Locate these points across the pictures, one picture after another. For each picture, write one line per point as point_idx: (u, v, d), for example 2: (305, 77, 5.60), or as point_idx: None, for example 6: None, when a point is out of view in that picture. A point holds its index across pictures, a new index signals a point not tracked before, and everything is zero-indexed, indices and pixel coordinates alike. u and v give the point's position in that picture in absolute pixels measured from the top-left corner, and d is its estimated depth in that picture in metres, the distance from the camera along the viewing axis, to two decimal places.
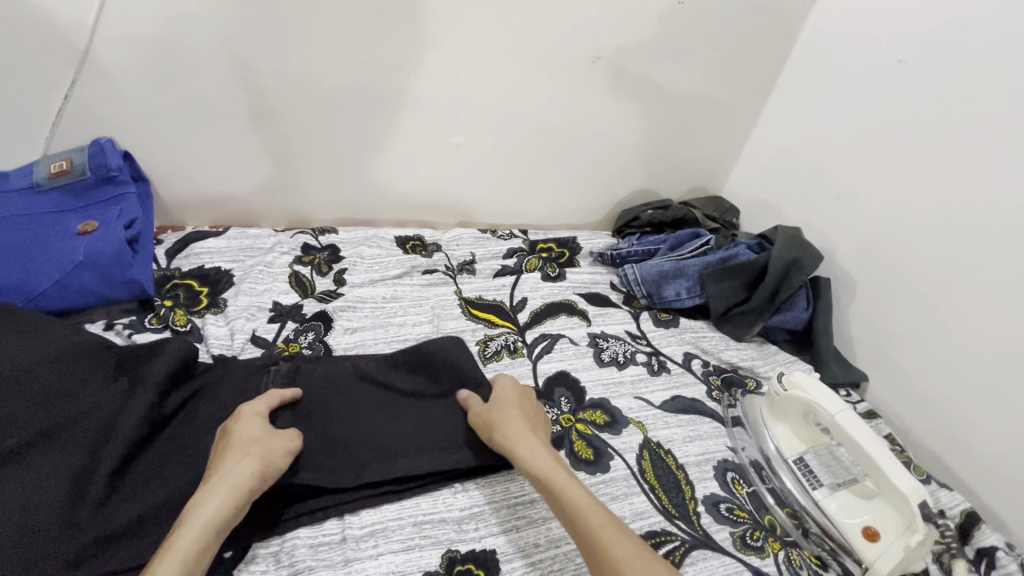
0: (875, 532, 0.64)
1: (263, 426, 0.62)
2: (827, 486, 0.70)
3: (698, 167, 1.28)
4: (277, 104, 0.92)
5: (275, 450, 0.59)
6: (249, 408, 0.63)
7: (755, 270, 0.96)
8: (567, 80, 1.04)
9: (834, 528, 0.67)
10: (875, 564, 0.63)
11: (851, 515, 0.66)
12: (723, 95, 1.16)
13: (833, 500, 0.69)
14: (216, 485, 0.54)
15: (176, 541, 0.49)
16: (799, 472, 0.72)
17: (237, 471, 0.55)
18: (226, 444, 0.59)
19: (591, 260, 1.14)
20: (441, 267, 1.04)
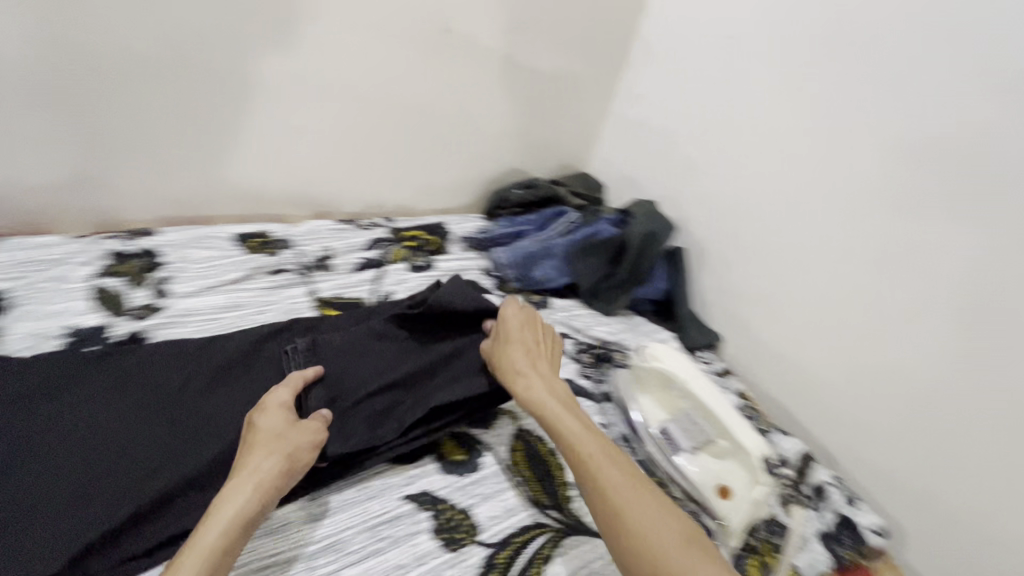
0: (727, 489, 0.68)
1: (288, 418, 0.58)
2: (686, 451, 0.72)
3: (563, 145, 1.28)
4: (50, 79, 0.73)
5: (301, 446, 0.56)
6: (273, 397, 0.60)
7: (617, 245, 0.98)
8: (420, 53, 0.97)
9: (694, 492, 0.69)
10: (728, 518, 0.66)
11: (707, 476, 0.69)
12: (580, 71, 1.17)
13: (693, 464, 0.71)
14: (242, 482, 0.52)
15: (202, 536, 0.47)
16: (659, 442, 0.73)
17: (263, 466, 0.53)
18: (250, 438, 0.56)
19: (461, 246, 1.08)
20: (292, 266, 0.93)
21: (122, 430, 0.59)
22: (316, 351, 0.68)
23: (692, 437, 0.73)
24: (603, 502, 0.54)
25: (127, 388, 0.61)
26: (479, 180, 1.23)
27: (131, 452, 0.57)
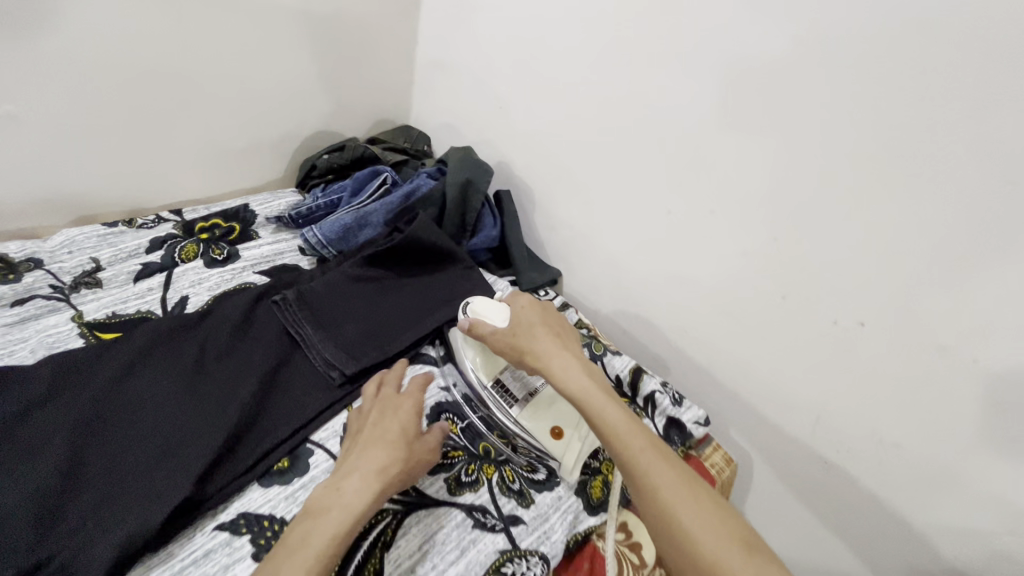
0: (560, 430, 0.70)
1: (416, 424, 0.62)
2: (520, 401, 0.72)
3: (373, 96, 1.16)
4: None
5: (421, 455, 0.60)
6: (410, 399, 0.64)
7: (436, 200, 0.92)
8: (148, 10, 0.79)
9: (530, 439, 0.70)
10: (565, 458, 0.68)
11: (543, 421, 0.71)
12: (369, 11, 1.04)
13: (528, 412, 0.71)
14: (368, 475, 0.54)
15: (323, 524, 0.50)
16: (496, 397, 0.72)
17: (388, 467, 0.56)
18: (376, 433, 0.59)
19: (272, 228, 0.97)
20: (44, 290, 0.76)
21: (141, 407, 0.63)
22: (304, 300, 0.79)
23: (527, 387, 0.73)
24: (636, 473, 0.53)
25: (126, 376, 0.65)
26: (281, 147, 1.08)
27: (165, 416, 0.63)
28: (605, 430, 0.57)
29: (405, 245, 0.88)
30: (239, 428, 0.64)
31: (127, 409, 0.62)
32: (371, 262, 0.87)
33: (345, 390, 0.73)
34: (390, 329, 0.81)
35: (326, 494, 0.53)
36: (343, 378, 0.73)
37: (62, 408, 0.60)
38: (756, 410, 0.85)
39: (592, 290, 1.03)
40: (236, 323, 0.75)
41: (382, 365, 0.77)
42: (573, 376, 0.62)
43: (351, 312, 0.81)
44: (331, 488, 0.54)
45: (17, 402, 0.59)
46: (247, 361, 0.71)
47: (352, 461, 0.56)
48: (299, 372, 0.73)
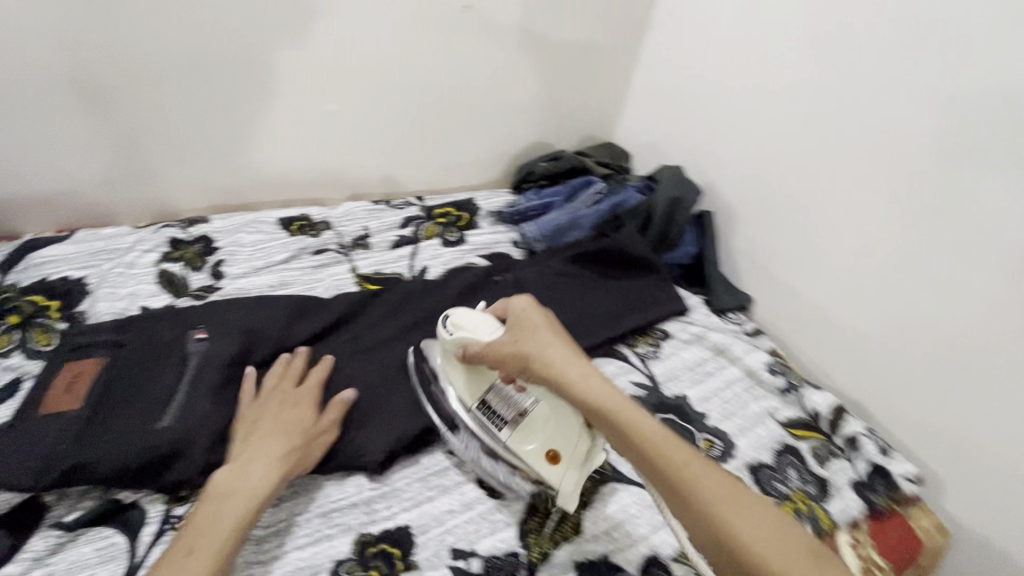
0: (557, 455, 0.62)
1: (309, 413, 0.63)
2: (510, 423, 0.64)
3: (587, 116, 1.28)
4: (112, 83, 0.84)
5: (318, 441, 0.62)
6: (290, 396, 0.64)
7: (642, 213, 0.98)
8: (439, 34, 1.00)
9: (522, 465, 0.62)
10: (562, 486, 0.61)
11: (534, 443, 0.62)
12: (601, 39, 1.16)
13: (517, 436, 0.63)
14: (234, 468, 0.56)
15: (216, 512, 0.52)
16: (482, 418, 0.64)
17: (258, 462, 0.57)
18: (275, 422, 0.61)
19: (491, 220, 1.11)
20: (333, 245, 0.98)
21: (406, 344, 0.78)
22: (519, 285, 0.93)
23: (516, 404, 0.64)
24: (701, 499, 0.47)
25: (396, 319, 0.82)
26: (504, 153, 1.24)
27: None
28: (649, 447, 0.50)
29: (609, 250, 0.96)
30: None
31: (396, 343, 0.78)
32: (577, 261, 0.96)
33: None
34: (590, 323, 0.89)
35: (226, 478, 0.55)
36: None
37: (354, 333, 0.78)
38: (983, 466, 0.78)
39: (786, 322, 1.00)
40: (467, 295, 0.90)
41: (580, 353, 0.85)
42: (595, 383, 0.55)
43: (557, 299, 0.91)
44: (236, 472, 0.56)
45: (327, 320, 0.78)
46: None
47: (238, 451, 0.58)
48: None
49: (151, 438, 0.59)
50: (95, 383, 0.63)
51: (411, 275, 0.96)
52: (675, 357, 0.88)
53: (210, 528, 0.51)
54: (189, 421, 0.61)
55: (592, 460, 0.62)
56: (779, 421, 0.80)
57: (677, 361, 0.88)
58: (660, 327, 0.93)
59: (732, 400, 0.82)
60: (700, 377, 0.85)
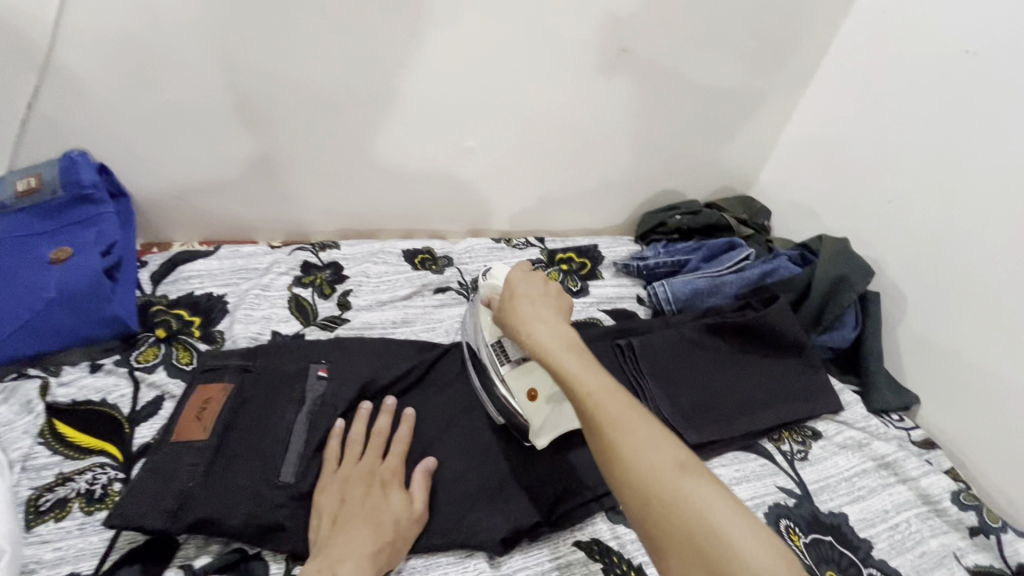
0: (536, 393, 0.65)
1: (394, 494, 0.58)
2: (512, 362, 0.68)
3: (727, 165, 1.17)
4: (267, 108, 0.86)
5: (406, 536, 0.57)
6: (379, 471, 0.60)
7: (798, 286, 0.88)
8: (586, 76, 0.95)
9: (508, 395, 0.66)
10: (533, 422, 0.64)
11: (523, 383, 0.66)
12: (758, 87, 1.06)
13: (515, 371, 0.67)
14: (317, 568, 0.50)
15: None
16: (491, 354, 0.69)
17: (347, 557, 0.51)
18: (365, 508, 0.56)
19: (614, 271, 1.04)
20: (455, 284, 0.96)
21: None
22: (644, 352, 0.83)
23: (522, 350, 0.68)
24: (597, 426, 0.46)
25: None
26: (629, 199, 1.17)
27: None
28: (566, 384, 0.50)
29: (754, 326, 0.85)
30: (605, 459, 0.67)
31: None
32: (714, 331, 0.85)
33: None
34: (729, 409, 0.79)
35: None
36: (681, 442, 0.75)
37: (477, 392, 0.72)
38: None
39: (962, 435, 0.84)
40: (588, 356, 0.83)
41: (717, 444, 0.76)
42: (533, 325, 0.56)
43: (690, 376, 0.81)
44: (323, 568, 0.50)
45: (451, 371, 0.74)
46: None
47: (322, 546, 0.53)
48: None
49: (279, 493, 0.56)
50: (226, 415, 0.62)
51: None
52: (828, 463, 0.76)
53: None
54: (308, 481, 0.58)
55: (569, 418, 0.65)
56: (965, 567, 0.66)
57: (831, 469, 0.76)
58: (809, 422, 0.81)
59: (903, 530, 0.69)
60: (859, 494, 0.73)
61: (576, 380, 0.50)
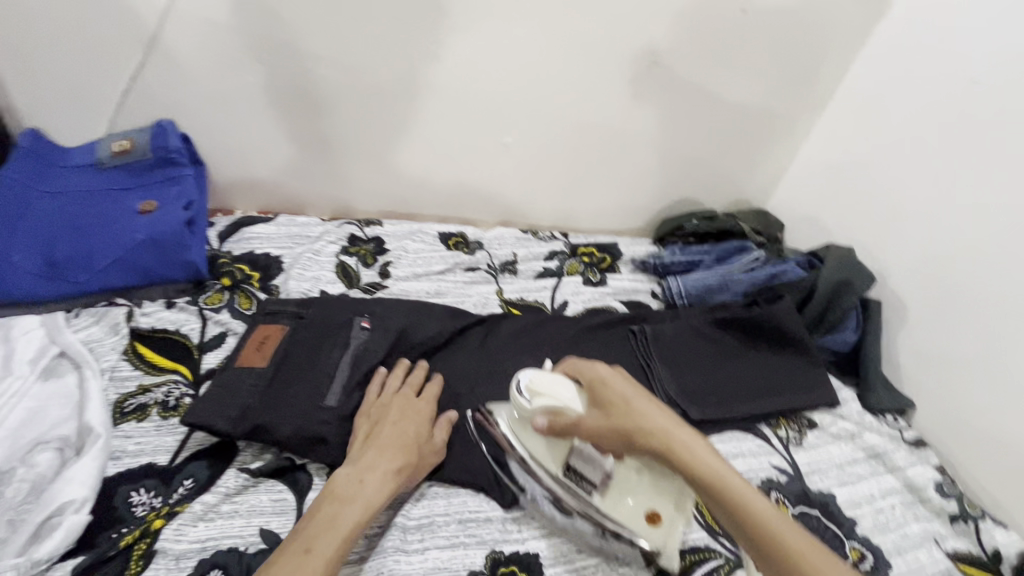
0: (653, 514, 0.60)
1: (421, 428, 0.66)
2: (600, 487, 0.61)
3: (745, 179, 1.24)
4: (329, 94, 0.97)
5: (427, 460, 0.65)
6: (411, 407, 0.67)
7: (804, 288, 0.94)
8: (618, 84, 1.04)
9: (619, 528, 0.60)
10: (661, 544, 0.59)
11: (627, 506, 0.60)
12: (777, 107, 1.13)
13: (611, 499, 0.60)
14: (350, 475, 0.58)
15: (331, 509, 0.55)
16: (569, 484, 0.61)
17: (375, 471, 0.59)
18: (396, 431, 0.64)
19: (631, 267, 1.11)
20: (484, 265, 1.04)
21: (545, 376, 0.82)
22: (655, 337, 0.90)
23: (601, 468, 0.60)
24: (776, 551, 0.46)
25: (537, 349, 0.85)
26: (651, 204, 1.25)
27: None
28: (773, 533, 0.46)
29: (759, 321, 0.91)
30: None
31: None
32: (722, 324, 0.92)
33: None
34: (732, 392, 0.85)
35: (350, 481, 0.58)
36: (684, 418, 0.81)
37: (501, 355, 0.80)
38: None
39: (954, 441, 0.88)
40: (604, 337, 0.91)
41: (718, 423, 0.82)
42: (702, 455, 0.51)
43: (696, 362, 0.88)
44: (355, 477, 0.59)
45: (478, 335, 0.82)
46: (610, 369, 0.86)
47: (356, 456, 0.61)
48: None
49: (326, 416, 0.65)
50: (281, 348, 0.70)
51: (550, 305, 0.99)
52: (822, 450, 0.81)
53: (340, 515, 0.54)
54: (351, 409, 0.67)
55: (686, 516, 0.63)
56: (944, 551, 0.71)
57: (823, 455, 0.81)
58: (806, 414, 0.87)
59: (887, 513, 0.75)
60: (848, 479, 0.78)
61: (736, 495, 0.49)
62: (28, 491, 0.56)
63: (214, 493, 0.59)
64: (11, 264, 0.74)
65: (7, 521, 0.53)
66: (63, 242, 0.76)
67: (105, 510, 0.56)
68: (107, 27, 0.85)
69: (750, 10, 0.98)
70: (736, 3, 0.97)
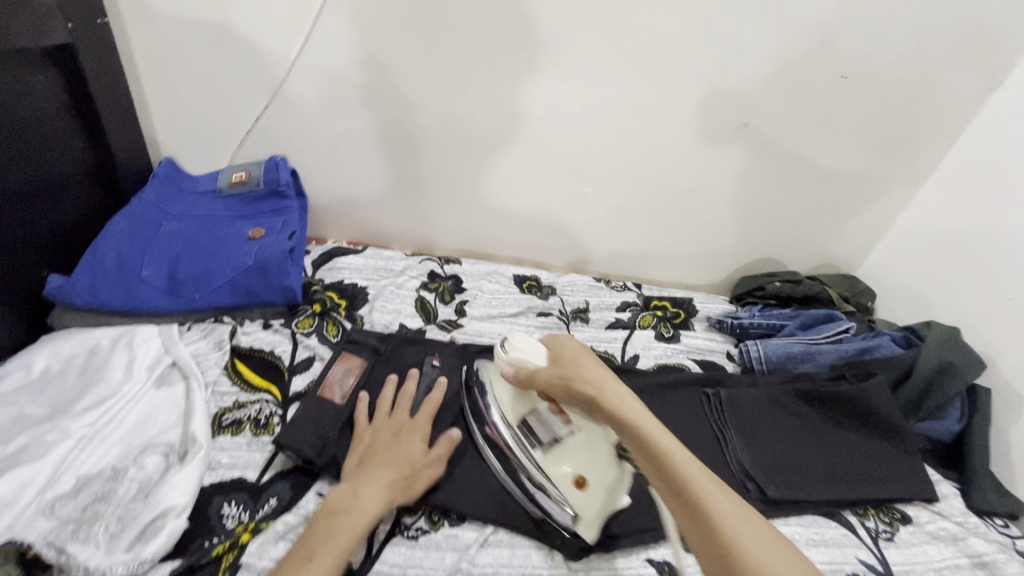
0: (582, 480, 0.66)
1: (416, 445, 0.66)
2: (543, 445, 0.68)
3: (834, 244, 1.19)
4: (424, 139, 1.04)
5: (423, 474, 0.65)
6: (408, 425, 0.68)
7: (900, 367, 0.88)
8: (705, 142, 1.04)
9: (550, 487, 0.66)
10: (581, 508, 0.65)
11: (563, 467, 0.67)
12: (874, 172, 1.08)
13: (551, 458, 0.67)
14: (344, 490, 0.59)
15: (325, 522, 0.55)
16: (518, 437, 0.69)
17: (368, 485, 0.60)
18: (390, 451, 0.64)
19: (706, 325, 1.08)
20: (556, 311, 1.05)
21: None
22: (732, 404, 0.86)
23: (551, 430, 0.69)
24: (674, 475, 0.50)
25: None
26: (728, 261, 1.22)
27: None
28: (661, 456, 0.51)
29: (847, 399, 0.85)
30: None
31: None
32: (804, 396, 0.87)
33: (758, 506, 0.76)
34: (816, 472, 0.79)
35: (344, 498, 0.58)
36: (759, 494, 0.76)
37: None
38: None
39: None
40: (676, 396, 0.89)
41: (798, 504, 0.77)
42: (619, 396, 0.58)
43: (775, 436, 0.83)
44: (349, 492, 0.59)
45: None
46: (682, 431, 0.84)
47: (352, 474, 0.62)
48: (718, 468, 0.80)
49: None
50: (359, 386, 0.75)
51: (621, 358, 0.98)
52: (917, 550, 0.74)
53: (336, 530, 0.55)
54: None
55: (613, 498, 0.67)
56: None
57: (919, 556, 0.74)
58: (899, 506, 0.80)
59: None
60: None
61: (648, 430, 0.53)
62: (136, 490, 0.61)
63: (295, 514, 0.62)
64: (141, 279, 0.83)
65: (118, 517, 0.57)
66: (185, 261, 0.85)
67: (200, 518, 0.61)
68: (244, 75, 0.96)
69: (850, 76, 0.96)
70: (836, 69, 0.95)
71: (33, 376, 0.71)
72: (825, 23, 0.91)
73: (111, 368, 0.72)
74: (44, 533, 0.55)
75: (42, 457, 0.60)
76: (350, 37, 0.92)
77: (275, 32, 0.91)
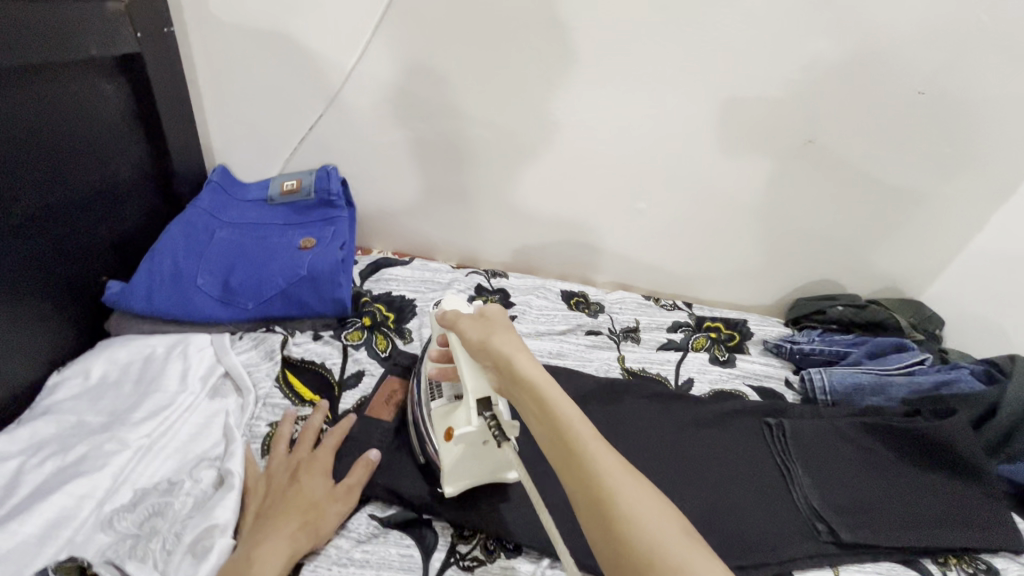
0: (450, 432, 0.60)
1: (320, 484, 0.62)
2: (443, 397, 0.63)
3: (900, 268, 1.12)
4: (476, 151, 1.02)
5: (333, 510, 0.61)
6: (309, 465, 0.64)
7: (983, 404, 0.83)
8: (767, 159, 1.00)
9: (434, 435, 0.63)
10: (446, 462, 0.60)
11: (444, 420, 0.61)
12: (949, 193, 1.02)
13: (444, 409, 0.62)
14: (232, 558, 0.54)
15: None
16: (427, 388, 0.66)
17: (263, 543, 0.55)
18: (290, 498, 0.60)
19: (762, 348, 1.04)
20: (605, 329, 1.02)
21: (675, 465, 0.78)
22: (796, 436, 0.82)
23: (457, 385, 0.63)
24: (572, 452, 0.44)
25: (666, 437, 0.81)
26: (783, 281, 1.17)
27: (684, 487, 0.75)
28: (565, 431, 0.45)
29: (923, 435, 0.80)
30: (742, 544, 0.70)
31: (662, 463, 0.78)
32: (873, 432, 0.82)
33: (832, 550, 0.71)
34: (890, 514, 0.74)
35: (237, 566, 0.53)
36: (830, 536, 0.72)
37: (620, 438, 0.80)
38: None
39: None
40: (732, 424, 0.84)
41: (873, 549, 0.71)
42: (525, 359, 0.51)
43: (844, 473, 0.78)
44: (241, 557, 0.54)
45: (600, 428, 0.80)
46: (743, 462, 0.80)
47: (244, 537, 0.56)
48: (785, 506, 0.75)
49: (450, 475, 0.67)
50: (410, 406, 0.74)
51: (674, 381, 0.94)
52: None
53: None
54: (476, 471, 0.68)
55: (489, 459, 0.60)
56: None
57: None
58: (983, 556, 0.74)
59: None
60: None
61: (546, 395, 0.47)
62: (192, 507, 0.59)
63: (348, 539, 0.61)
64: (197, 287, 0.83)
65: (173, 534, 0.56)
66: (239, 270, 0.85)
67: None
68: (300, 85, 0.96)
69: (928, 92, 0.91)
70: (912, 85, 0.91)
71: (90, 382, 0.72)
72: (902, 37, 0.86)
73: (166, 377, 0.72)
74: (103, 549, 0.54)
75: (102, 468, 0.60)
76: (408, 46, 0.91)
77: (333, 43, 0.91)
